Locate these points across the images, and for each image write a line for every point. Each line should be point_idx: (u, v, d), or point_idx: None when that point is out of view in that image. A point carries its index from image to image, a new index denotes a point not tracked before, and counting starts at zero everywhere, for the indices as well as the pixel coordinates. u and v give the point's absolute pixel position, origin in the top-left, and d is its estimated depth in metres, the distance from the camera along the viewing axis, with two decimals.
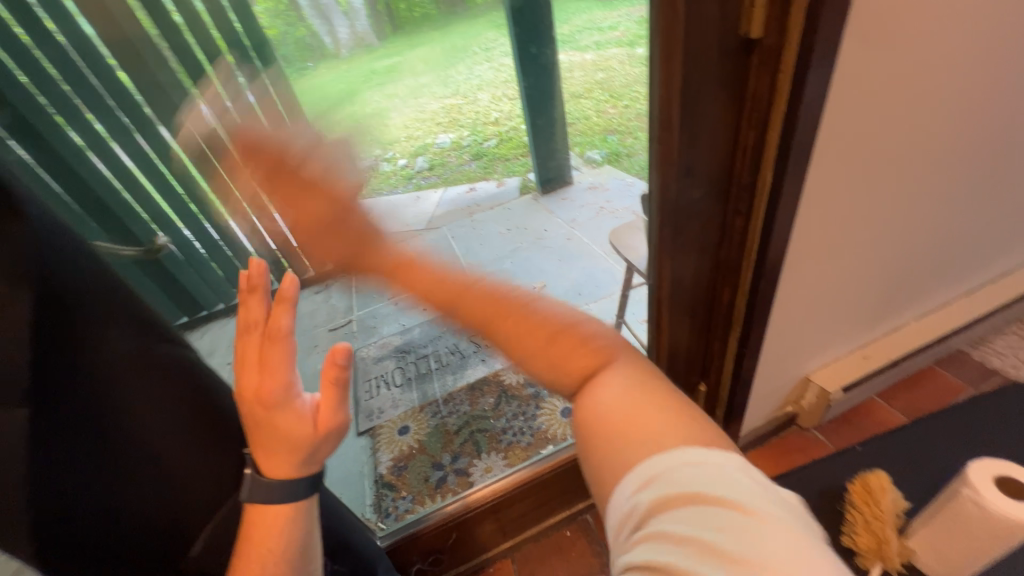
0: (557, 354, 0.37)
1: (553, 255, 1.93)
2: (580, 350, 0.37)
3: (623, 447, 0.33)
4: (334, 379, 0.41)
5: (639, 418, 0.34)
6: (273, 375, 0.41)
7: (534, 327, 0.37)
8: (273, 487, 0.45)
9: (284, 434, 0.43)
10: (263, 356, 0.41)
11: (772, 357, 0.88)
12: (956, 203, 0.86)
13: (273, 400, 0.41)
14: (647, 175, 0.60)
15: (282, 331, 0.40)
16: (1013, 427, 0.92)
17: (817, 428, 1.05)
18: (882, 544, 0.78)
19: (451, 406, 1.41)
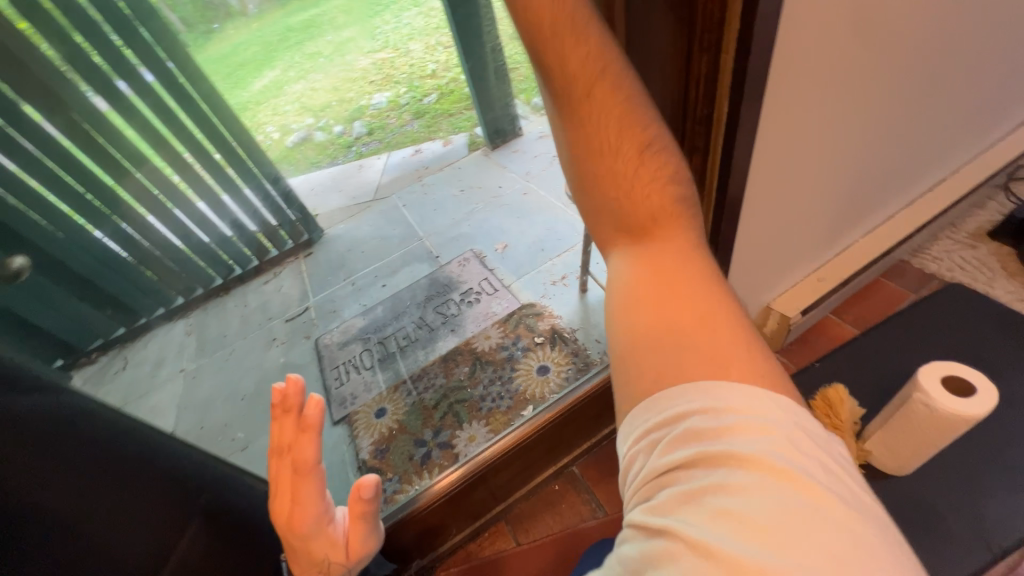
0: (685, 308, 0.41)
1: (510, 213, 1.80)
2: (705, 326, 0.40)
3: (687, 394, 0.38)
4: (359, 512, 0.55)
5: (691, 371, 0.38)
6: (306, 504, 0.53)
7: (696, 279, 0.43)
8: None
9: (323, 545, 0.54)
10: (296, 486, 0.53)
11: (735, 292, 0.89)
12: (899, 116, 0.86)
13: (306, 529, 0.53)
14: None
15: (310, 466, 0.52)
16: (943, 326, 1.01)
17: (780, 352, 1.09)
18: (842, 450, 0.84)
19: (425, 381, 1.38)
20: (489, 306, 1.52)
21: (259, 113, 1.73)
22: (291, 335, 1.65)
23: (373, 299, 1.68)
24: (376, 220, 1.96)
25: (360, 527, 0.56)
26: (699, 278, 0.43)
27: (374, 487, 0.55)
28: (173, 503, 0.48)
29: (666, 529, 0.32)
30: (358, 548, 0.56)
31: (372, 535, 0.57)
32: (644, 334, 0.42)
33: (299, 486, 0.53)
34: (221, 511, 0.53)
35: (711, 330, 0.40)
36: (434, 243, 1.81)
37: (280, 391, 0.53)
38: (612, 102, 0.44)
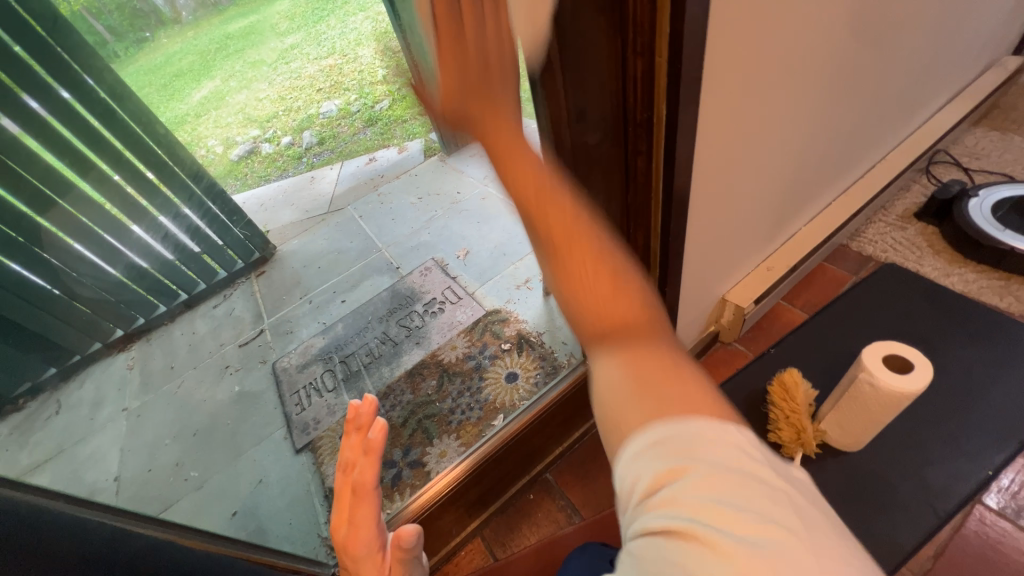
0: (591, 275, 0.33)
1: (471, 219, 1.77)
2: (613, 286, 0.33)
3: (660, 396, 0.28)
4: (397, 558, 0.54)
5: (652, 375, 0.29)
6: (361, 528, 0.52)
7: (609, 273, 0.33)
8: None
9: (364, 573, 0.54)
10: (353, 509, 0.52)
11: (691, 287, 0.90)
12: (829, 110, 0.90)
13: (360, 552, 0.52)
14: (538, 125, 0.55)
15: (368, 489, 0.52)
16: (881, 306, 1.08)
17: (737, 341, 1.13)
18: (801, 432, 0.87)
19: (392, 398, 1.33)
20: (454, 315, 1.49)
21: (198, 127, 1.75)
22: (245, 361, 1.55)
23: (332, 316, 1.61)
24: (332, 233, 1.89)
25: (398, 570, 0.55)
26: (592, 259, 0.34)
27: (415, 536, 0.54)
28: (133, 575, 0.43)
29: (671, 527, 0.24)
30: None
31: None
32: (606, 374, 0.31)
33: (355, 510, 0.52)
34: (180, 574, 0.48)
35: (616, 309, 0.32)
36: (394, 253, 1.76)
37: (355, 406, 0.52)
38: (507, 117, 0.41)
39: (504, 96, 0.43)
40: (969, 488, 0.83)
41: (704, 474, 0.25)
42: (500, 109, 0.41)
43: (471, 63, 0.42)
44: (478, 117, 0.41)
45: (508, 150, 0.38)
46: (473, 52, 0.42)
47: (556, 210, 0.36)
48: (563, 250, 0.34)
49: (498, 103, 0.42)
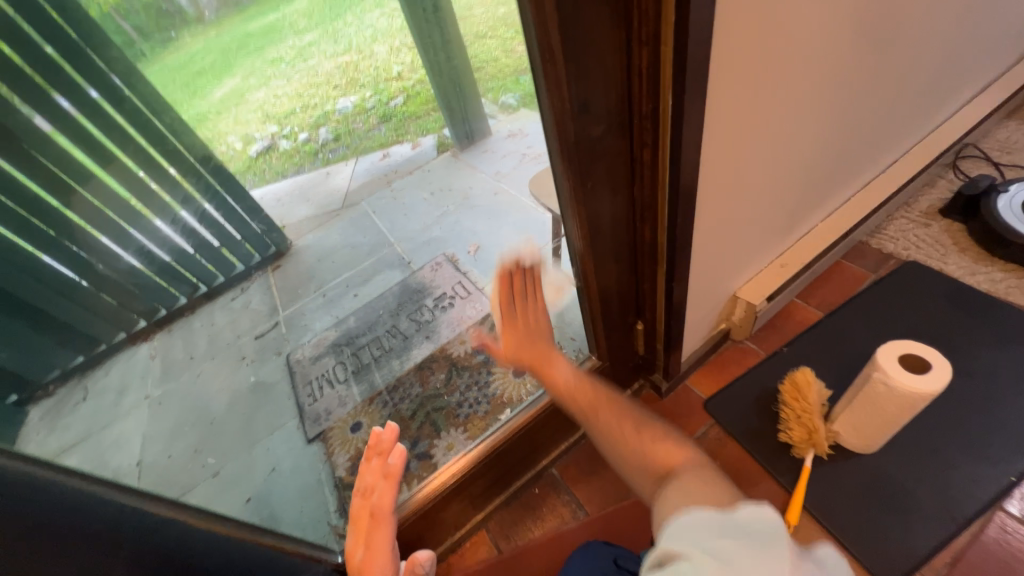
0: (642, 439, 0.60)
1: (482, 214, 1.81)
2: (661, 446, 0.58)
3: (699, 492, 0.47)
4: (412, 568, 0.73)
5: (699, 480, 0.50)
6: (377, 554, 0.69)
7: (631, 424, 0.64)
8: None
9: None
10: (370, 533, 0.71)
11: (700, 283, 0.89)
12: (847, 102, 0.88)
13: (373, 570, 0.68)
14: (543, 120, 0.54)
15: (384, 515, 0.72)
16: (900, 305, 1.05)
17: (749, 339, 1.08)
18: (812, 433, 0.85)
19: (402, 391, 1.35)
20: (464, 310, 1.50)
21: (217, 124, 1.57)
22: (261, 352, 1.60)
23: (345, 309, 1.64)
24: (347, 228, 1.95)
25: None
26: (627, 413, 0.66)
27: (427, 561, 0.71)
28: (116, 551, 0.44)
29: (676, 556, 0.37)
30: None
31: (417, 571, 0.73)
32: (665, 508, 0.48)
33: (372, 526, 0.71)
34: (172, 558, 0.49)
35: (669, 455, 0.57)
36: (405, 249, 1.77)
37: (377, 434, 0.77)
38: (559, 362, 0.80)
39: (558, 364, 0.81)
40: (988, 494, 0.80)
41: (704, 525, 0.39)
42: (553, 361, 0.80)
43: (524, 336, 0.84)
44: (534, 366, 0.81)
45: (572, 389, 0.75)
46: (523, 329, 0.84)
47: (614, 418, 0.66)
48: (603, 421, 0.66)
49: (547, 354, 0.81)
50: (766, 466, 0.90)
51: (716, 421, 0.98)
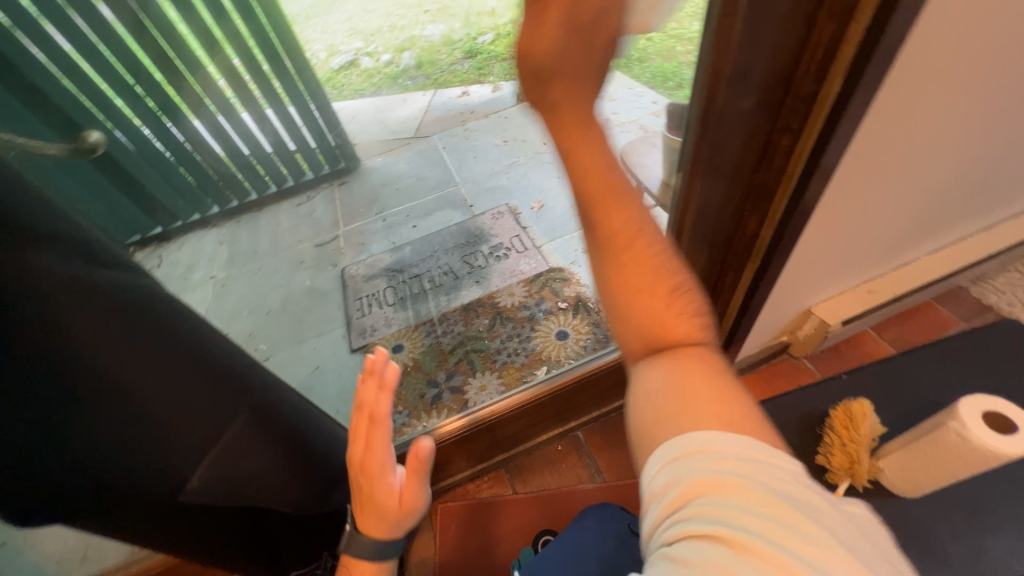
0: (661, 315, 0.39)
1: (552, 172, 1.76)
2: (685, 319, 0.40)
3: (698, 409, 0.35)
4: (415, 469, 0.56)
5: (695, 402, 0.35)
6: (376, 450, 0.55)
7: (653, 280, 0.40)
8: (373, 546, 0.62)
9: (377, 502, 0.59)
10: (368, 435, 0.56)
11: (782, 291, 0.85)
12: (1012, 129, 0.78)
13: (376, 473, 0.57)
14: (691, 81, 0.51)
15: (381, 418, 0.55)
16: (992, 362, 0.97)
17: (807, 357, 1.06)
18: (854, 463, 0.84)
19: (445, 326, 1.40)
20: (517, 264, 1.51)
21: (307, 30, 1.70)
22: (318, 261, 1.67)
23: (403, 238, 1.68)
24: (414, 158, 1.93)
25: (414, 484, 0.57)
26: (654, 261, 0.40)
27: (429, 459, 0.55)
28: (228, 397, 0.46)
29: (713, 534, 0.29)
30: (406, 511, 0.60)
31: (425, 492, 0.59)
32: (653, 377, 0.38)
33: (371, 438, 0.55)
34: (270, 411, 0.51)
35: (672, 326, 0.39)
36: (470, 191, 1.78)
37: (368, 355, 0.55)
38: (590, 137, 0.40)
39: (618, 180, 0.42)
40: None
41: (725, 486, 0.31)
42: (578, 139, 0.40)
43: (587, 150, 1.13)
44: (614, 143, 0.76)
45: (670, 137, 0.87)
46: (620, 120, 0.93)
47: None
48: (626, 254, 0.40)
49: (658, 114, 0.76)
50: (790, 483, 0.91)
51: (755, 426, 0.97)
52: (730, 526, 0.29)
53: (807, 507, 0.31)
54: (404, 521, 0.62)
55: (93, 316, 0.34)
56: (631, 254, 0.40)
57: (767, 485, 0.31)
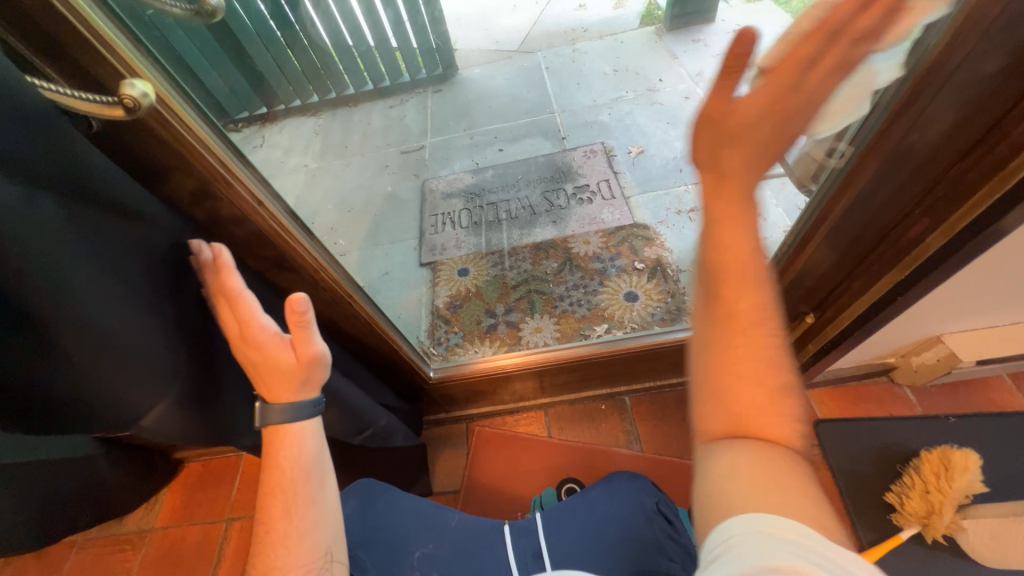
0: (756, 404, 0.33)
1: (661, 114, 1.57)
2: (784, 420, 0.33)
3: (797, 508, 0.31)
4: (297, 322, 0.47)
5: (800, 498, 0.31)
6: (244, 315, 0.48)
7: (760, 376, 0.33)
8: (283, 412, 0.51)
9: (275, 370, 0.49)
10: (230, 310, 0.48)
11: (917, 312, 0.71)
12: None
13: (256, 339, 0.48)
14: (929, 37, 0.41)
15: (235, 290, 0.48)
16: None
17: (911, 388, 0.92)
18: (932, 514, 0.74)
19: (514, 260, 1.37)
20: (600, 211, 1.41)
21: None
22: (403, 168, 1.66)
23: (487, 160, 1.61)
24: (513, 74, 1.84)
25: (302, 334, 0.47)
26: (772, 352, 0.33)
27: (307, 304, 0.46)
28: (177, 357, 0.47)
29: None
30: (308, 368, 0.50)
31: (321, 341, 0.50)
32: (725, 454, 0.33)
33: (235, 305, 0.48)
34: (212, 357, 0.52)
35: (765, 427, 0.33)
36: (565, 122, 1.65)
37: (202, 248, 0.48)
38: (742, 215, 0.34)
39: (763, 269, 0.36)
40: None
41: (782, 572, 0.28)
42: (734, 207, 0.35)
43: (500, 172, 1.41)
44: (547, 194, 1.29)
45: None
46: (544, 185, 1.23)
47: None
48: (736, 339, 0.33)
49: None
50: (849, 511, 0.84)
51: (818, 444, 0.90)
52: None
53: None
54: (316, 379, 0.52)
55: (64, 270, 0.36)
56: (742, 342, 0.33)
57: None
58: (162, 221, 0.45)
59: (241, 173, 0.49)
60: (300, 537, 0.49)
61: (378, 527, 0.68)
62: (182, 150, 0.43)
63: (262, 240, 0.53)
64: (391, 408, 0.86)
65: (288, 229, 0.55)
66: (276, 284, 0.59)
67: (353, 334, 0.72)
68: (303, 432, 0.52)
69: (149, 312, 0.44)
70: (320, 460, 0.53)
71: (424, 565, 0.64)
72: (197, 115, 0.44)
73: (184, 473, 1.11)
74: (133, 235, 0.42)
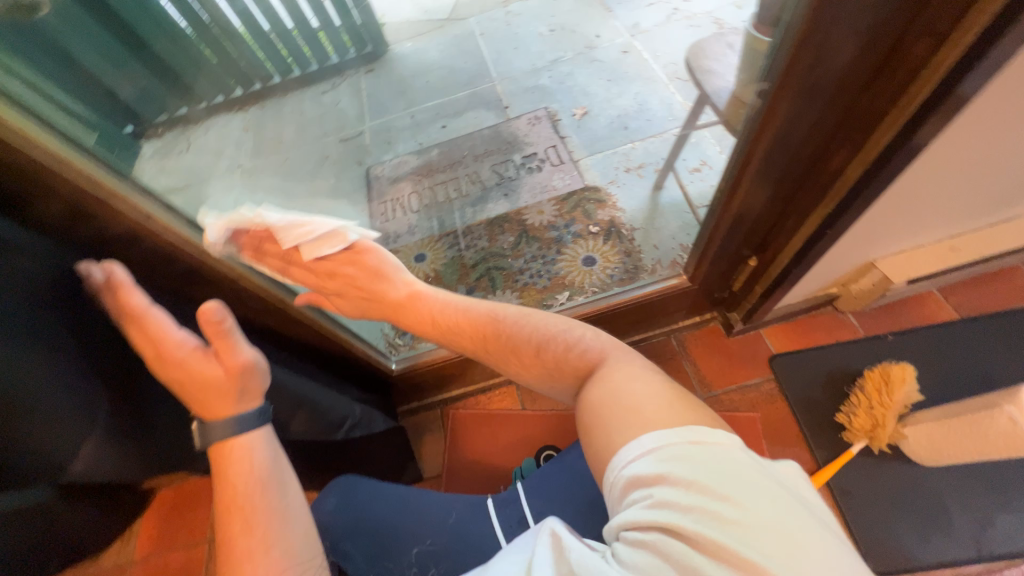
0: (551, 355, 0.52)
1: (601, 72, 1.54)
2: (579, 356, 0.51)
3: (642, 409, 0.42)
4: (216, 332, 0.48)
5: (644, 404, 0.43)
6: (153, 334, 0.46)
7: (539, 343, 0.52)
8: (224, 426, 0.49)
9: (205, 385, 0.48)
10: (134, 334, 0.46)
11: (848, 242, 0.74)
12: None
13: (174, 357, 0.47)
14: None
15: (139, 308, 0.45)
16: None
17: (854, 314, 0.97)
18: (877, 427, 0.81)
19: (469, 239, 1.34)
20: (550, 179, 1.39)
21: None
22: (344, 157, 1.58)
23: (430, 139, 1.56)
24: (447, 44, 1.76)
25: (225, 343, 0.48)
26: (529, 334, 0.53)
27: (223, 311, 0.48)
28: (89, 392, 0.44)
29: (662, 524, 0.35)
30: (240, 376, 0.49)
31: (250, 346, 0.50)
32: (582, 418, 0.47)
33: (144, 325, 0.46)
34: (130, 385, 0.50)
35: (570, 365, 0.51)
36: (506, 89, 1.60)
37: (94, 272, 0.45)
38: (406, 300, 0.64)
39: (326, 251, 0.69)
40: None
41: (676, 482, 0.36)
42: (411, 301, 0.64)
43: None
44: None
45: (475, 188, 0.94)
46: None
47: None
48: (509, 343, 0.53)
49: None
50: (804, 434, 0.89)
51: (774, 377, 0.95)
52: (676, 515, 0.34)
53: (772, 507, 0.34)
54: (255, 388, 0.51)
55: None
56: (496, 352, 0.54)
57: (721, 484, 0.35)
58: (34, 248, 0.40)
59: (120, 187, 0.44)
60: (267, 548, 0.45)
61: (356, 521, 0.67)
62: (44, 174, 0.38)
63: (165, 258, 0.49)
64: (364, 398, 0.85)
65: (195, 243, 0.50)
66: (197, 300, 0.55)
67: (296, 339, 0.69)
68: (251, 442, 0.50)
69: (46, 348, 0.40)
70: (277, 467, 0.50)
71: (423, 561, 0.64)
72: (51, 133, 0.39)
73: (157, 502, 1.08)
74: (4, 269, 0.37)
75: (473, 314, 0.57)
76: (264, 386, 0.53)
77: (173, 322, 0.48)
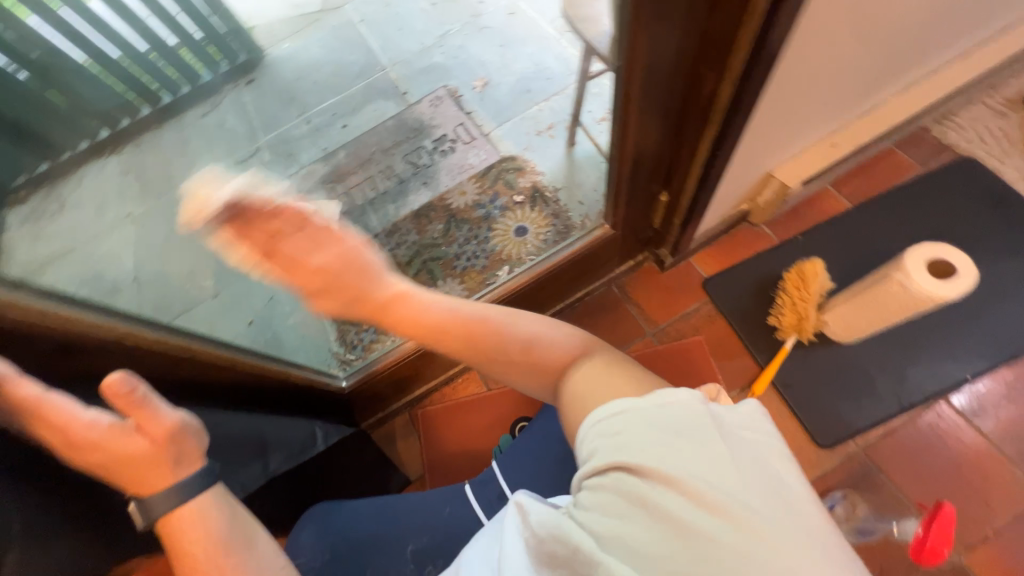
0: (538, 356, 0.51)
1: (492, 38, 1.51)
2: (561, 353, 0.51)
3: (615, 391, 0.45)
4: (129, 404, 0.43)
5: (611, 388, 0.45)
6: (57, 421, 0.42)
7: (526, 345, 0.51)
8: (162, 500, 0.45)
9: (128, 463, 0.44)
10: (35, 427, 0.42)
11: (742, 160, 0.78)
12: None
13: (86, 441, 0.43)
14: None
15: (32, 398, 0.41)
16: (925, 208, 1.02)
17: (766, 224, 1.04)
18: (802, 319, 0.90)
19: (397, 236, 1.30)
20: (465, 157, 1.37)
21: None
22: None
23: (334, 141, 1.47)
24: (327, 38, 1.64)
25: (143, 413, 0.44)
26: (515, 342, 0.51)
27: (132, 379, 0.43)
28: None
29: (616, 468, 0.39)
30: (168, 442, 0.45)
31: (172, 409, 0.46)
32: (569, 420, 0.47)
33: (37, 415, 0.41)
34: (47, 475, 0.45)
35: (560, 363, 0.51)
36: (400, 75, 1.53)
37: None
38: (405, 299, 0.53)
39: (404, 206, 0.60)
40: (941, 386, 0.88)
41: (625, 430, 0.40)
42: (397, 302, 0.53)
43: None
44: None
45: None
46: None
47: None
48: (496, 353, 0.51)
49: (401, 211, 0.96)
50: (744, 343, 0.96)
51: (710, 299, 1.01)
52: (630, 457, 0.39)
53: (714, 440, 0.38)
54: (192, 450, 0.47)
55: None
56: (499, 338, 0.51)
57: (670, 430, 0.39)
58: None
59: None
60: None
61: (336, 547, 0.65)
62: None
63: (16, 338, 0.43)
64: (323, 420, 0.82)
65: (58, 312, 0.45)
66: (88, 375, 0.50)
67: (222, 383, 0.64)
68: (203, 508, 0.46)
69: None
70: (241, 525, 0.47)
71: (418, 558, 0.64)
72: None
73: None
74: None
75: (475, 309, 0.53)
76: (202, 446, 0.49)
77: (77, 404, 0.44)
